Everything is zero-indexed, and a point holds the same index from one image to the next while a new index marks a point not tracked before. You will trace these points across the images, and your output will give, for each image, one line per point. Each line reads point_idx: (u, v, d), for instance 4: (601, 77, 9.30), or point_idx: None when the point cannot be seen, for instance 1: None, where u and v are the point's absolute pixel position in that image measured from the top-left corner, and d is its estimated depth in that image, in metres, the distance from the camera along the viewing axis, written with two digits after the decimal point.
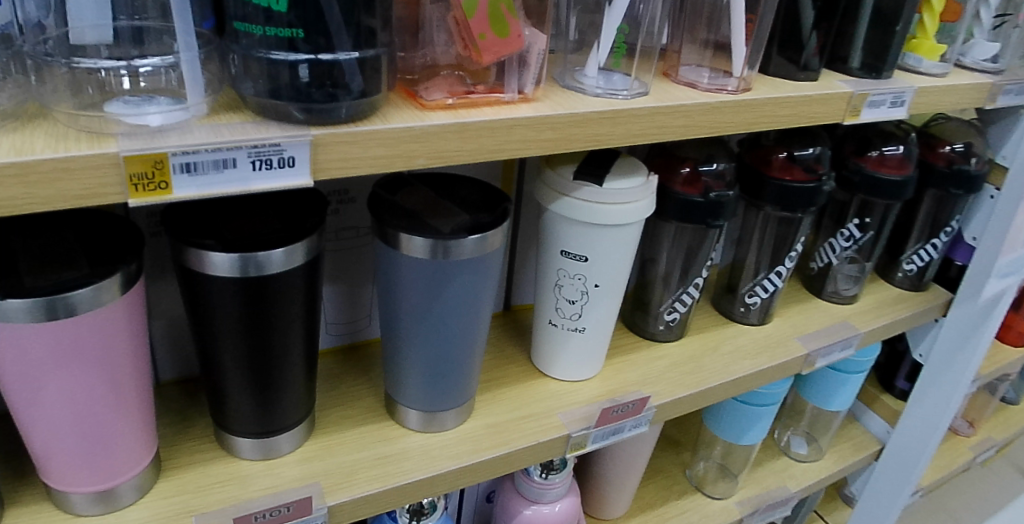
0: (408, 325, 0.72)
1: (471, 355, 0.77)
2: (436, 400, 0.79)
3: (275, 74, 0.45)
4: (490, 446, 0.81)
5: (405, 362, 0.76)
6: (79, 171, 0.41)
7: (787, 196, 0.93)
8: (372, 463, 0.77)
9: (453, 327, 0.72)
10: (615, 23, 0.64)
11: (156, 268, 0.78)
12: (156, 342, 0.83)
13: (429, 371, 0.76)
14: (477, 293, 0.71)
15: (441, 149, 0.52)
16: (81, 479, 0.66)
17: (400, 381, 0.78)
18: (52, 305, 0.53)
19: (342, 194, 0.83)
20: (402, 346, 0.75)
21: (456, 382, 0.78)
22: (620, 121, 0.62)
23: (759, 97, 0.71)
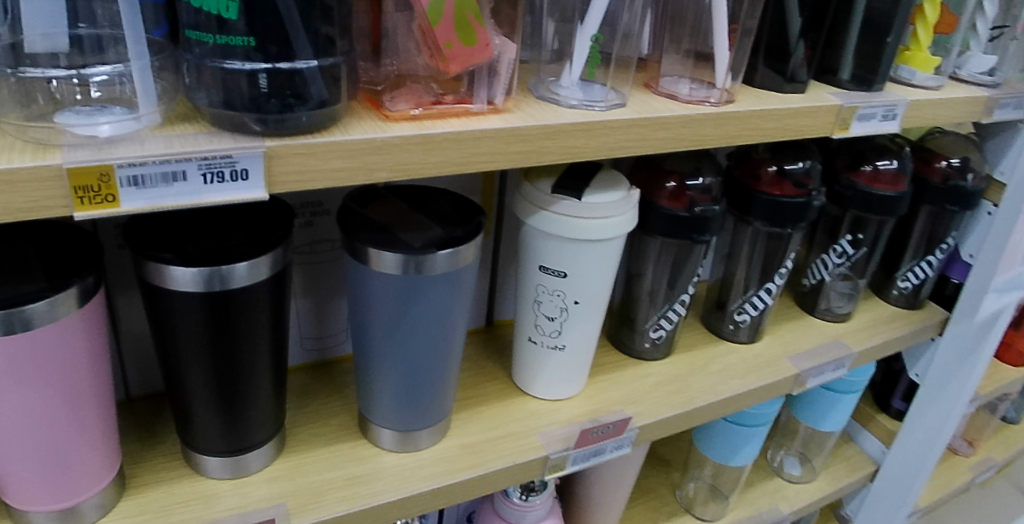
0: (382, 341, 0.70)
1: (446, 371, 0.75)
2: (411, 418, 0.77)
3: (229, 83, 0.44)
4: (465, 465, 0.79)
5: (379, 379, 0.74)
6: (23, 184, 0.40)
7: (777, 211, 0.91)
8: (343, 483, 0.75)
9: (427, 343, 0.71)
10: (592, 32, 0.63)
11: (120, 282, 0.76)
12: (125, 356, 0.81)
13: (404, 389, 0.74)
14: (452, 309, 0.70)
15: (404, 161, 0.51)
16: (39, 497, 0.63)
17: (374, 399, 0.76)
18: (8, 320, 0.51)
19: (316, 207, 0.82)
20: (377, 363, 0.73)
21: (431, 400, 0.76)
22: (595, 133, 0.60)
23: (743, 109, 0.70)
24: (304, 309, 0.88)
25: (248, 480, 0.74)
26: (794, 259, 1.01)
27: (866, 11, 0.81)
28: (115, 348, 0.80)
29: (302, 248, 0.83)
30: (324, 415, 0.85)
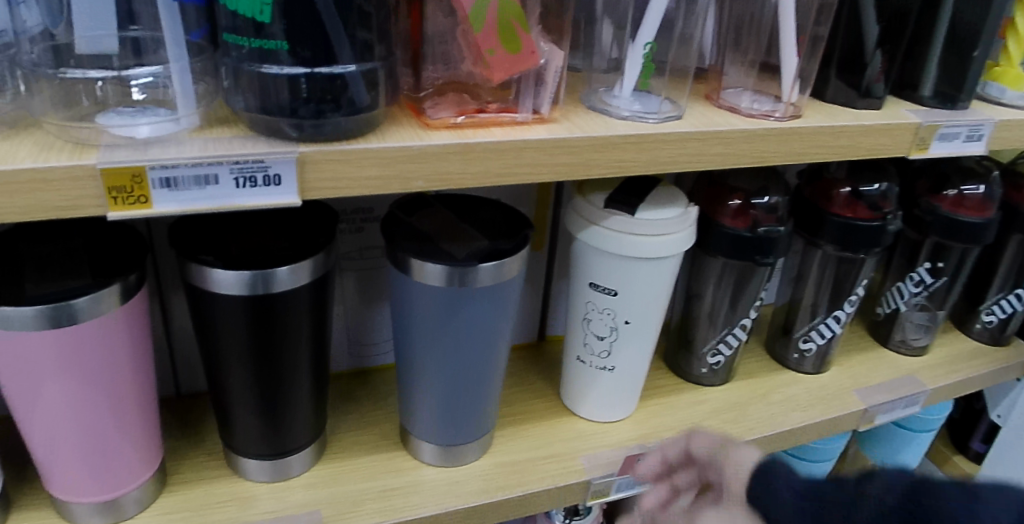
0: (425, 350, 0.67)
1: (491, 384, 0.72)
2: (456, 431, 0.73)
3: (267, 88, 0.43)
4: (505, 485, 0.74)
5: (422, 391, 0.71)
6: (59, 183, 0.40)
7: (850, 235, 0.85)
8: (378, 495, 0.71)
9: (473, 352, 0.67)
10: (645, 42, 0.60)
11: (166, 283, 0.76)
12: (176, 354, 0.80)
13: (446, 399, 0.70)
14: (498, 319, 0.66)
15: (444, 171, 0.49)
16: (81, 489, 0.61)
17: (417, 410, 0.73)
18: (56, 314, 0.51)
19: (366, 213, 0.79)
20: (420, 372, 0.69)
21: (475, 413, 0.73)
22: (647, 146, 0.57)
23: (811, 125, 0.65)
24: (349, 313, 0.84)
25: (288, 485, 0.71)
26: (867, 285, 0.94)
27: (951, 23, 0.75)
28: (167, 348, 0.80)
29: (351, 254, 0.81)
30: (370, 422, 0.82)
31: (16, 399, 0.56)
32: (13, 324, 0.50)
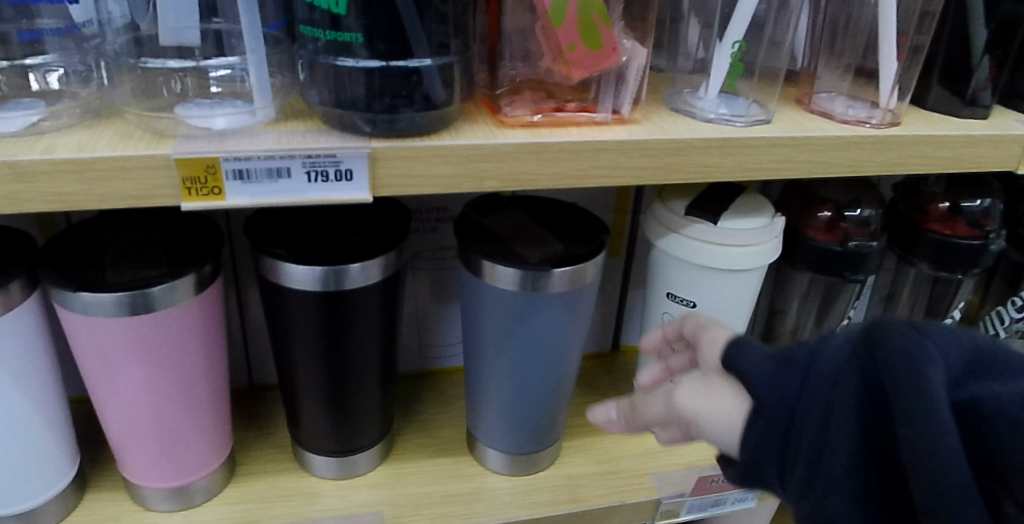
0: (494, 354, 0.65)
1: (560, 393, 0.68)
2: (525, 439, 0.70)
3: (343, 82, 0.42)
4: (571, 498, 0.69)
5: (490, 395, 0.68)
6: (137, 171, 0.41)
7: (947, 254, 0.77)
8: (442, 499, 0.69)
9: (543, 355, 0.64)
10: (734, 42, 0.56)
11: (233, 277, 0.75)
12: (250, 346, 0.80)
13: (515, 404, 0.67)
14: (568, 323, 0.63)
15: (517, 170, 0.47)
16: (153, 473, 0.62)
17: (484, 414, 0.70)
18: (133, 303, 0.51)
19: (440, 212, 0.76)
20: (489, 375, 0.67)
21: (544, 421, 0.69)
22: (732, 150, 0.52)
23: (910, 134, 0.57)
24: (421, 312, 0.82)
25: (350, 484, 0.70)
26: (965, 309, 0.87)
27: None
28: (241, 338, 0.79)
29: (424, 254, 0.78)
30: (434, 425, 0.78)
31: (95, 380, 0.57)
32: (94, 310, 0.51)
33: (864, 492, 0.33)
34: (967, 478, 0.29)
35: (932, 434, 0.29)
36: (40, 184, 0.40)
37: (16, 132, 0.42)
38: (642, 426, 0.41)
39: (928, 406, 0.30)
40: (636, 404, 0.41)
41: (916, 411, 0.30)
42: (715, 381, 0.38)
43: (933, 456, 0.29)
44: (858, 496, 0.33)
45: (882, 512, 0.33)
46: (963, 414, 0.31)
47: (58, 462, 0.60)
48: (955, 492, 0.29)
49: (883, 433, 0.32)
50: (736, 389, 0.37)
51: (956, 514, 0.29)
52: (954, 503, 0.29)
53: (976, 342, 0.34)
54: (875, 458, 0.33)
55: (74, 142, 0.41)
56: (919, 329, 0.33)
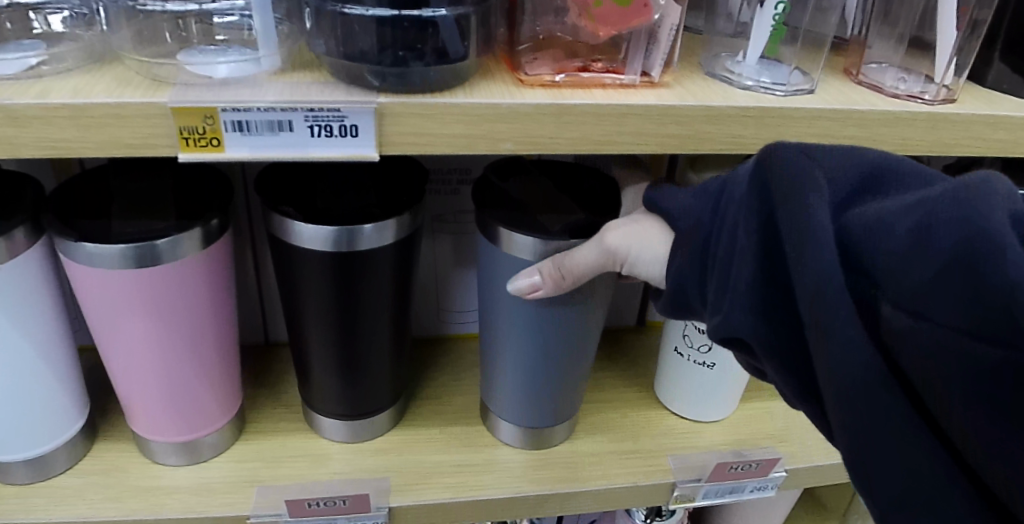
0: (512, 319, 0.61)
1: (580, 363, 0.64)
2: (536, 405, 0.66)
3: (351, 33, 0.40)
4: (585, 476, 0.66)
5: (507, 361, 0.64)
6: (133, 118, 0.39)
7: None
8: (452, 470, 0.65)
9: (558, 324, 0.60)
10: (773, 18, 0.51)
11: (242, 233, 0.71)
12: (267, 305, 0.76)
13: (527, 371, 0.64)
14: (588, 293, 0.58)
15: (534, 133, 0.44)
16: (158, 429, 0.60)
17: (496, 377, 0.66)
18: (137, 256, 0.49)
19: (463, 174, 0.71)
20: (501, 337, 0.63)
21: (558, 393, 0.65)
22: (771, 122, 0.48)
23: (966, 111, 0.52)
24: (443, 278, 0.78)
25: (358, 448, 0.66)
26: None
27: None
28: (257, 295, 0.76)
29: (445, 217, 0.73)
30: (446, 392, 0.74)
31: (99, 331, 0.55)
32: (97, 262, 0.49)
33: (761, 300, 0.38)
34: (829, 267, 0.33)
35: (806, 238, 0.35)
36: (34, 128, 0.38)
37: (12, 75, 0.40)
38: (570, 275, 0.52)
39: (803, 214, 0.36)
40: (566, 255, 0.52)
41: (797, 222, 0.36)
42: (640, 222, 0.49)
43: (813, 265, 0.34)
44: (753, 305, 0.38)
45: (783, 323, 0.38)
46: (844, 226, 0.35)
47: (67, 411, 0.59)
48: (815, 280, 0.34)
49: (776, 250, 0.38)
50: (658, 224, 0.49)
51: (819, 301, 0.34)
52: (819, 291, 0.33)
53: (874, 164, 0.38)
54: (772, 272, 0.38)
55: (69, 86, 0.40)
56: (809, 160, 0.38)
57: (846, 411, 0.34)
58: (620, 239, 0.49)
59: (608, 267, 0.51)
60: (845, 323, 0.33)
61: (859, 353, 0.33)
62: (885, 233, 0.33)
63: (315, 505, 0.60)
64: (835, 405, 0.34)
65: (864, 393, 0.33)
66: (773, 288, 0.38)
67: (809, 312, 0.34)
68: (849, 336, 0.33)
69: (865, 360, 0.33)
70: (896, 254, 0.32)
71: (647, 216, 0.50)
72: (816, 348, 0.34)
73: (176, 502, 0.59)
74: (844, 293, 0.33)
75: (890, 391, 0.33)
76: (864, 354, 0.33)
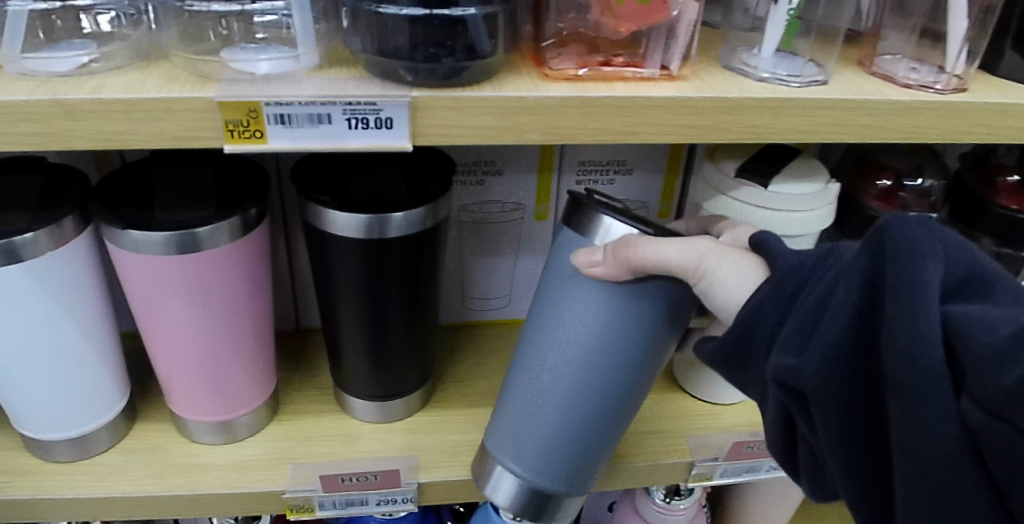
0: (559, 359, 0.53)
1: (608, 431, 0.57)
2: (551, 457, 0.56)
3: (385, 30, 0.42)
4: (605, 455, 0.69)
5: (534, 411, 0.55)
6: (181, 112, 0.41)
7: (1014, 228, 0.69)
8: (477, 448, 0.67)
9: (628, 338, 0.51)
10: (784, 17, 0.52)
11: (279, 225, 0.73)
12: (297, 291, 0.78)
13: (575, 389, 0.54)
14: (670, 307, 0.51)
15: (559, 124, 0.46)
16: (196, 409, 0.63)
17: (512, 411, 0.57)
18: (180, 242, 0.51)
19: (487, 166, 0.73)
20: (550, 344, 0.53)
21: (597, 426, 0.56)
22: (786, 112, 0.50)
23: (977, 101, 0.53)
24: (466, 265, 0.80)
25: (386, 428, 0.68)
26: None
27: None
28: (287, 283, 0.78)
29: (470, 207, 0.75)
30: (470, 375, 0.76)
31: (143, 316, 0.57)
32: (142, 248, 0.52)
33: (839, 353, 0.37)
34: (923, 341, 0.33)
35: (904, 302, 0.34)
36: (91, 122, 0.41)
37: (66, 73, 0.43)
38: (631, 264, 0.46)
39: (911, 277, 0.34)
40: (649, 240, 0.46)
41: (897, 285, 0.35)
42: (738, 254, 0.47)
43: (912, 335, 0.33)
44: (834, 357, 0.37)
45: (853, 380, 0.37)
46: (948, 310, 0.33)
47: (110, 392, 0.62)
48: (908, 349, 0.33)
49: (872, 314, 0.36)
50: (753, 260, 0.47)
51: (910, 367, 0.33)
52: (912, 358, 0.33)
53: (981, 267, 0.36)
54: (861, 332, 0.37)
55: (121, 82, 0.42)
56: (927, 231, 0.36)
57: (914, 480, 0.34)
58: (708, 256, 0.47)
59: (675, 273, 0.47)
60: (934, 398, 0.32)
61: (946, 432, 0.32)
62: (985, 329, 0.31)
63: (348, 480, 0.62)
64: (906, 473, 0.34)
65: (936, 470, 0.33)
66: (858, 350, 0.37)
67: (897, 374, 0.34)
68: (936, 410, 0.32)
69: (941, 439, 0.32)
70: (991, 351, 0.31)
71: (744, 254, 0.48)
72: (897, 412, 0.34)
73: (214, 477, 0.62)
74: (936, 373, 0.32)
75: (967, 475, 0.32)
76: (945, 434, 0.32)
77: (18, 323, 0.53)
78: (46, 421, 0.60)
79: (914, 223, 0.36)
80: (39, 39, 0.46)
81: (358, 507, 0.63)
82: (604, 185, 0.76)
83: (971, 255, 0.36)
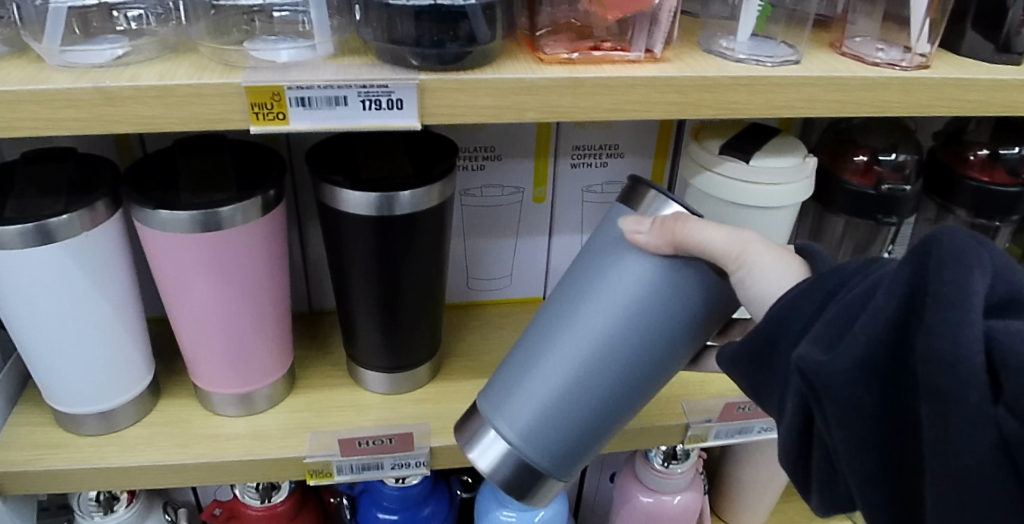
0: (580, 330, 0.52)
1: (609, 423, 0.55)
2: (549, 432, 0.54)
3: (394, 20, 0.46)
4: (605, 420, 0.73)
5: (540, 381, 0.54)
6: (210, 97, 0.46)
7: (986, 200, 0.74)
8: None
9: (653, 320, 0.51)
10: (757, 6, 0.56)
11: (297, 214, 0.78)
12: (310, 275, 0.83)
13: (590, 366, 0.52)
14: (708, 303, 0.51)
15: (554, 103, 0.50)
16: (220, 382, 0.67)
17: (513, 397, 0.55)
18: (205, 221, 0.56)
19: (487, 151, 0.77)
20: (582, 315, 0.52)
21: (607, 409, 0.54)
22: (760, 89, 0.54)
23: (938, 76, 0.58)
24: (469, 248, 0.84)
25: (398, 399, 0.73)
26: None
27: None
28: (301, 269, 0.82)
29: (472, 191, 0.80)
30: (475, 350, 0.81)
31: (170, 294, 0.61)
32: (170, 227, 0.56)
33: (871, 356, 0.36)
34: (965, 350, 0.32)
35: (945, 313, 0.33)
36: (128, 107, 0.45)
37: (103, 64, 0.47)
38: (676, 237, 0.48)
39: (956, 287, 0.33)
40: (698, 221, 0.48)
41: (940, 291, 0.34)
42: (782, 259, 0.49)
43: (954, 345, 0.32)
44: (865, 359, 0.36)
45: (883, 384, 0.36)
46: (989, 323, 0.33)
47: (137, 369, 0.66)
48: (947, 357, 0.32)
49: (910, 320, 0.36)
50: (792, 260, 0.50)
51: (949, 375, 0.32)
52: (952, 367, 0.32)
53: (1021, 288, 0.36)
54: (898, 336, 0.36)
55: (154, 72, 0.47)
56: (974, 243, 0.35)
57: (944, 487, 0.34)
58: (752, 247, 0.49)
59: (719, 260, 0.49)
60: (974, 407, 0.32)
61: (979, 440, 0.32)
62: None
63: (365, 444, 0.67)
64: (935, 479, 0.34)
65: (968, 477, 0.33)
66: (891, 355, 0.36)
67: (933, 380, 0.33)
68: (970, 418, 0.32)
69: (976, 449, 0.32)
70: None
71: (789, 262, 0.50)
72: (930, 420, 0.34)
73: (237, 446, 0.66)
74: (975, 385, 0.32)
75: (999, 483, 0.32)
76: (982, 442, 0.32)
77: (54, 301, 0.56)
78: (77, 395, 0.64)
79: (962, 236, 0.35)
80: (76, 35, 0.50)
81: (373, 472, 0.68)
82: (598, 168, 0.81)
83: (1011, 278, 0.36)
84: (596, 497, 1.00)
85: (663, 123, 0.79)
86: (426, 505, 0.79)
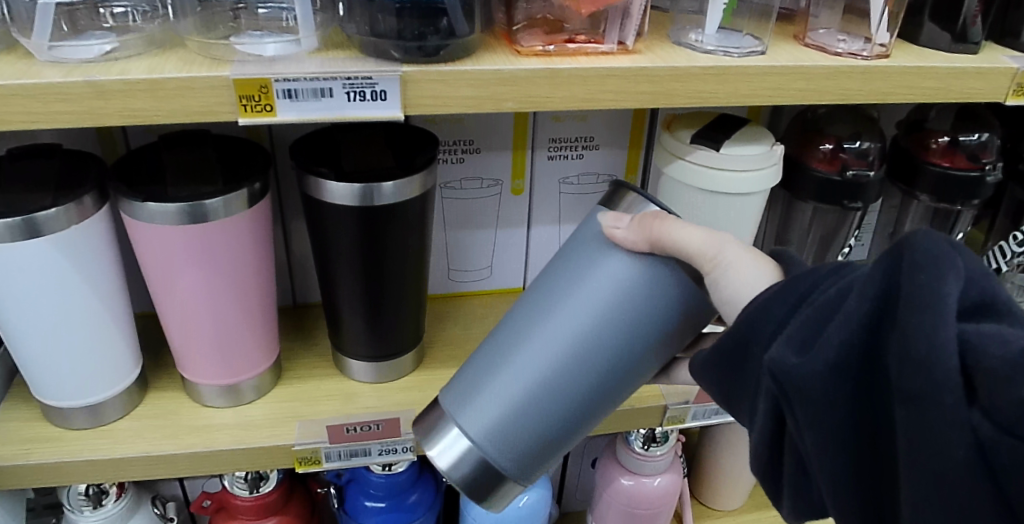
0: (547, 331, 0.51)
1: (575, 429, 0.54)
2: (509, 436, 0.52)
3: (377, 13, 0.48)
4: None
5: (503, 381, 0.52)
6: (199, 89, 0.47)
7: (946, 185, 0.78)
8: None
9: (620, 323, 0.50)
10: (724, 0, 0.59)
11: (287, 209, 0.79)
12: (294, 269, 0.84)
13: (557, 370, 0.51)
14: (682, 307, 0.50)
15: (531, 94, 0.53)
16: (208, 373, 0.68)
17: (477, 401, 0.53)
18: (192, 213, 0.57)
19: (466, 145, 0.79)
20: (556, 312, 0.51)
21: (575, 413, 0.52)
22: (728, 79, 0.57)
23: (896, 65, 0.61)
24: (450, 240, 0.86)
25: (384, 387, 0.74)
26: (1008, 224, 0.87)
27: None
28: (286, 263, 0.83)
29: (452, 184, 0.82)
30: (458, 340, 0.82)
31: (158, 286, 0.62)
32: (157, 219, 0.57)
33: (841, 359, 0.36)
34: (940, 352, 0.31)
35: (917, 316, 0.32)
36: (119, 100, 0.46)
37: (91, 58, 0.48)
38: (652, 235, 0.48)
39: (931, 290, 0.32)
40: (675, 220, 0.48)
41: (914, 293, 0.33)
42: (757, 269, 0.49)
43: (930, 346, 0.31)
44: (836, 362, 0.36)
45: (855, 388, 0.36)
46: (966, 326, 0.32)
47: (125, 362, 0.67)
48: (920, 359, 0.32)
49: (884, 323, 0.35)
50: (769, 267, 0.50)
51: (924, 378, 0.32)
52: (927, 370, 0.32)
53: (996, 292, 0.35)
54: (870, 338, 0.36)
55: (143, 65, 0.48)
56: (950, 245, 0.35)
57: (919, 491, 0.33)
58: (730, 248, 0.49)
59: (697, 260, 0.48)
60: (950, 409, 0.31)
61: (957, 445, 0.31)
62: (1002, 344, 0.31)
63: (353, 430, 0.68)
64: (914, 484, 0.33)
65: (946, 483, 0.32)
66: (863, 357, 0.36)
67: (909, 383, 0.32)
68: (947, 423, 0.31)
69: (956, 454, 0.31)
70: (1007, 365, 0.30)
71: (765, 271, 0.49)
72: (906, 424, 0.33)
73: (227, 436, 0.67)
74: (951, 390, 0.31)
75: (979, 490, 0.31)
76: (959, 447, 0.31)
77: (42, 295, 0.57)
78: (66, 389, 0.64)
79: (938, 237, 0.34)
80: (64, 31, 0.51)
81: (361, 458, 0.70)
82: (575, 160, 0.83)
83: (988, 282, 0.35)
84: (579, 481, 1.03)
85: (636, 114, 0.81)
86: (412, 493, 0.81)
